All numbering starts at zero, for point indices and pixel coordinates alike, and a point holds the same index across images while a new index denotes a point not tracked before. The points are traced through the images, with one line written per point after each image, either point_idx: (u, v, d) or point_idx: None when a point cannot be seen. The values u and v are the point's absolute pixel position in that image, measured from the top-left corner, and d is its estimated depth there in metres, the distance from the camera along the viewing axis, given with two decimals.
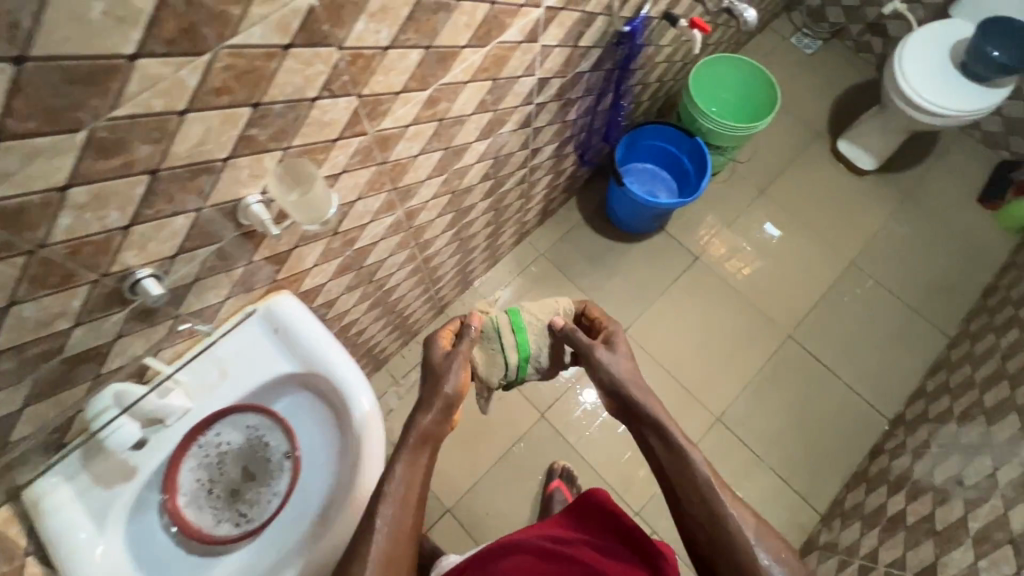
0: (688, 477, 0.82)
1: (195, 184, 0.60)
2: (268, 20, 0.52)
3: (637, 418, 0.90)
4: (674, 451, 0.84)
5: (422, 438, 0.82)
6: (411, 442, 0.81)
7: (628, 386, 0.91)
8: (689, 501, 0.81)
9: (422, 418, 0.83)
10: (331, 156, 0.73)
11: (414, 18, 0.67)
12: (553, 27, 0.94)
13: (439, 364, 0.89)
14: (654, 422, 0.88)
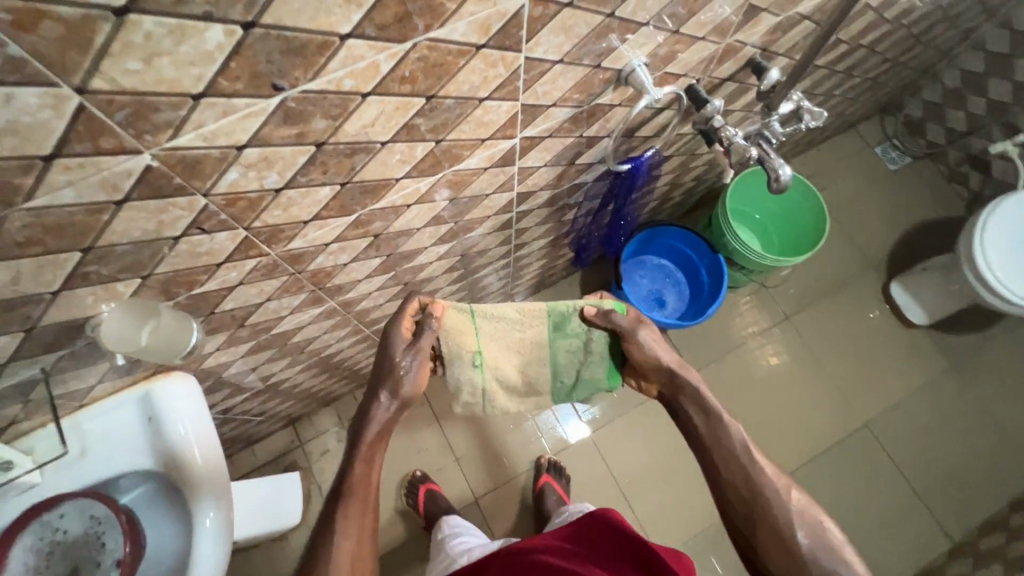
0: (727, 452, 0.72)
1: (16, 313, 0.53)
2: (81, 183, 0.43)
3: (672, 396, 0.79)
4: (709, 422, 0.75)
5: (380, 432, 0.74)
6: (369, 439, 0.73)
7: (662, 357, 0.80)
8: (731, 477, 0.71)
9: (378, 410, 0.75)
10: (218, 275, 0.65)
11: (317, 162, 0.56)
12: (535, 151, 0.80)
13: (390, 365, 0.75)
14: (686, 400, 0.77)
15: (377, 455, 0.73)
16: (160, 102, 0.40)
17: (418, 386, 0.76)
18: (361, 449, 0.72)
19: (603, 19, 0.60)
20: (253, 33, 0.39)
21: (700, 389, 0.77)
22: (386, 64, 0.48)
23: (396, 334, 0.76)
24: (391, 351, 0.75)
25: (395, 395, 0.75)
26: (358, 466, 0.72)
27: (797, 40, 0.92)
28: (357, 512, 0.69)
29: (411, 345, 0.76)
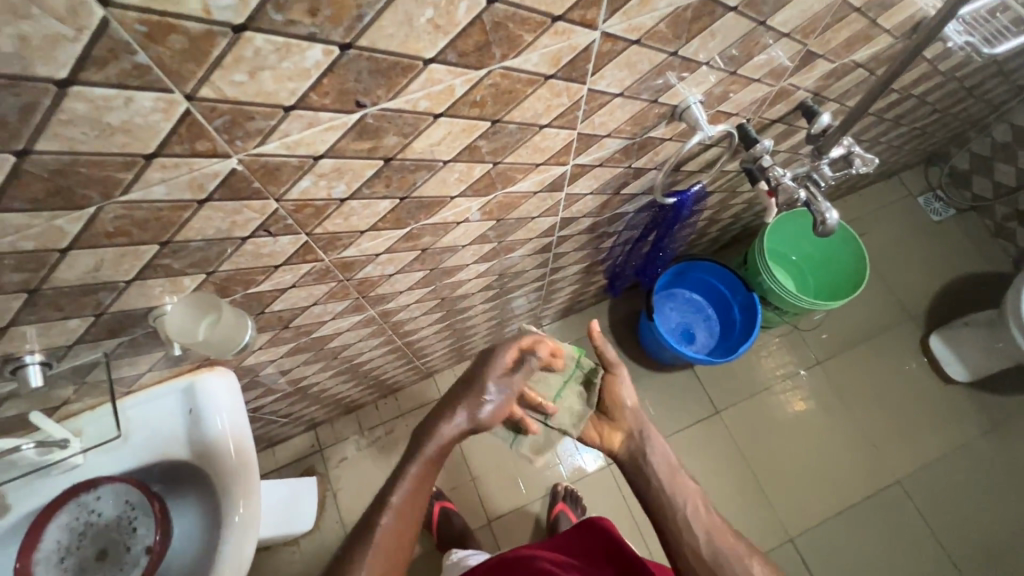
0: (684, 517, 0.80)
1: (91, 298, 0.56)
2: (172, 181, 0.46)
3: (634, 457, 0.87)
4: (671, 484, 0.83)
5: (440, 451, 0.78)
6: (426, 459, 0.76)
7: (635, 416, 0.89)
8: (691, 540, 0.78)
9: (445, 429, 0.78)
10: (274, 276, 0.68)
11: (383, 176, 0.58)
12: (584, 179, 0.82)
13: (478, 388, 0.80)
14: (647, 462, 0.86)
15: (426, 477, 0.77)
16: (254, 112, 0.43)
17: (499, 409, 0.81)
18: (417, 468, 0.76)
19: (665, 57, 0.62)
20: (348, 53, 0.42)
21: (664, 451, 0.86)
22: (460, 88, 0.51)
23: (497, 361, 0.81)
24: (487, 374, 0.80)
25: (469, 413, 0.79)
26: (403, 492, 0.75)
27: (849, 87, 0.93)
28: (391, 538, 0.72)
29: (508, 369, 0.82)
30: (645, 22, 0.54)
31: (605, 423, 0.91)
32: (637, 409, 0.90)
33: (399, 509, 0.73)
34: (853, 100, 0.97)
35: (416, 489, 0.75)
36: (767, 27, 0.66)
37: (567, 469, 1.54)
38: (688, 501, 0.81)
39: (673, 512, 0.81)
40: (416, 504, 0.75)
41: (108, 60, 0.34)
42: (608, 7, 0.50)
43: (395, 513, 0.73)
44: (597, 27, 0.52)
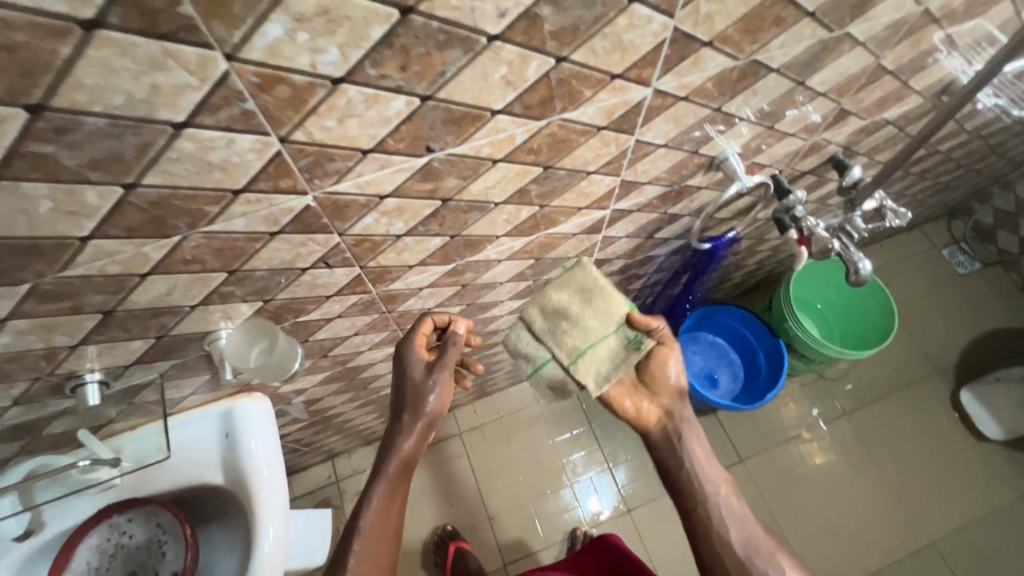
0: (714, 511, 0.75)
1: (156, 320, 0.58)
2: (252, 215, 0.49)
3: (667, 443, 0.79)
4: (706, 477, 0.77)
5: (403, 468, 0.71)
6: (391, 473, 0.70)
7: (674, 399, 0.80)
8: (721, 533, 0.74)
9: (405, 444, 0.70)
10: (324, 306, 0.70)
11: (438, 215, 0.61)
12: (621, 223, 0.84)
13: (414, 388, 0.70)
14: (681, 450, 0.78)
15: (398, 492, 0.71)
16: (336, 153, 0.46)
17: (441, 405, 0.71)
18: (382, 492, 0.70)
19: (709, 112, 0.65)
20: (427, 104, 0.45)
21: (701, 441, 0.79)
22: (521, 136, 0.54)
23: (412, 353, 0.71)
24: (409, 372, 0.70)
25: (415, 421, 0.70)
26: (374, 511, 0.69)
27: (879, 142, 0.95)
28: (368, 557, 0.67)
29: (431, 364, 0.71)
30: (694, 80, 0.57)
31: (641, 392, 0.80)
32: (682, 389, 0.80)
33: (371, 527, 0.68)
34: (883, 155, 1.00)
35: (389, 505, 0.70)
36: (806, 86, 0.69)
37: (586, 514, 1.50)
38: (720, 495, 0.76)
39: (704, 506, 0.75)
40: (389, 523, 0.70)
41: (221, 106, 0.38)
42: (662, 67, 0.53)
43: (366, 537, 0.67)
44: (650, 84, 0.55)
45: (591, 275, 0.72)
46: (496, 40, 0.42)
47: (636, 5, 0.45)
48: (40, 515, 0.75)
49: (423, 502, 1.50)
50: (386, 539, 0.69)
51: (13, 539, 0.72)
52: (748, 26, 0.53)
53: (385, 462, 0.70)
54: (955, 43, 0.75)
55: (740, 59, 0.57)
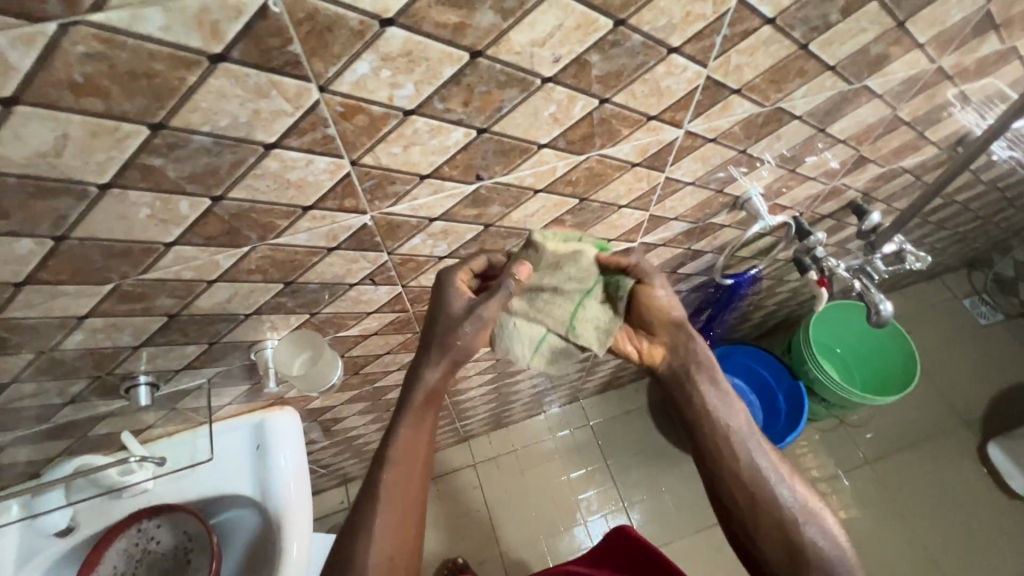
0: (726, 437, 0.67)
1: (212, 327, 0.62)
2: (315, 231, 0.53)
3: (677, 370, 0.72)
4: (718, 406, 0.69)
5: (430, 397, 0.65)
6: (419, 403, 0.65)
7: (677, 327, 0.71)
8: (733, 463, 0.67)
9: (432, 376, 0.65)
10: (363, 322, 0.73)
11: (479, 239, 0.65)
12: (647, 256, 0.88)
13: (449, 324, 0.62)
14: (691, 378, 0.71)
15: (426, 424, 0.66)
16: (397, 177, 0.51)
17: (475, 343, 0.63)
18: (410, 418, 0.65)
19: (735, 153, 0.69)
20: (482, 135, 0.50)
21: (712, 370, 0.71)
22: (562, 169, 0.58)
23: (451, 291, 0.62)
24: (447, 306, 0.62)
25: (441, 358, 0.63)
26: (404, 436, 0.65)
27: (896, 190, 0.99)
28: (400, 485, 0.64)
29: (474, 302, 0.62)
30: (723, 124, 0.62)
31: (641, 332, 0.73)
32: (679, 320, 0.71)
33: (399, 451, 0.64)
34: (901, 202, 1.03)
35: (417, 437, 0.65)
36: (826, 133, 0.73)
37: None
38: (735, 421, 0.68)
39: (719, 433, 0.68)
40: (420, 452, 0.65)
41: (306, 131, 0.43)
42: (694, 110, 0.58)
43: (397, 461, 0.64)
44: (682, 126, 0.60)
45: (550, 249, 0.62)
46: (549, 82, 0.47)
47: (674, 56, 0.50)
48: (80, 513, 0.78)
49: (434, 533, 1.48)
50: (423, 468, 0.65)
51: (56, 535, 0.76)
52: (774, 77, 0.58)
53: (411, 391, 0.65)
54: (967, 99, 0.79)
55: (766, 106, 0.62)
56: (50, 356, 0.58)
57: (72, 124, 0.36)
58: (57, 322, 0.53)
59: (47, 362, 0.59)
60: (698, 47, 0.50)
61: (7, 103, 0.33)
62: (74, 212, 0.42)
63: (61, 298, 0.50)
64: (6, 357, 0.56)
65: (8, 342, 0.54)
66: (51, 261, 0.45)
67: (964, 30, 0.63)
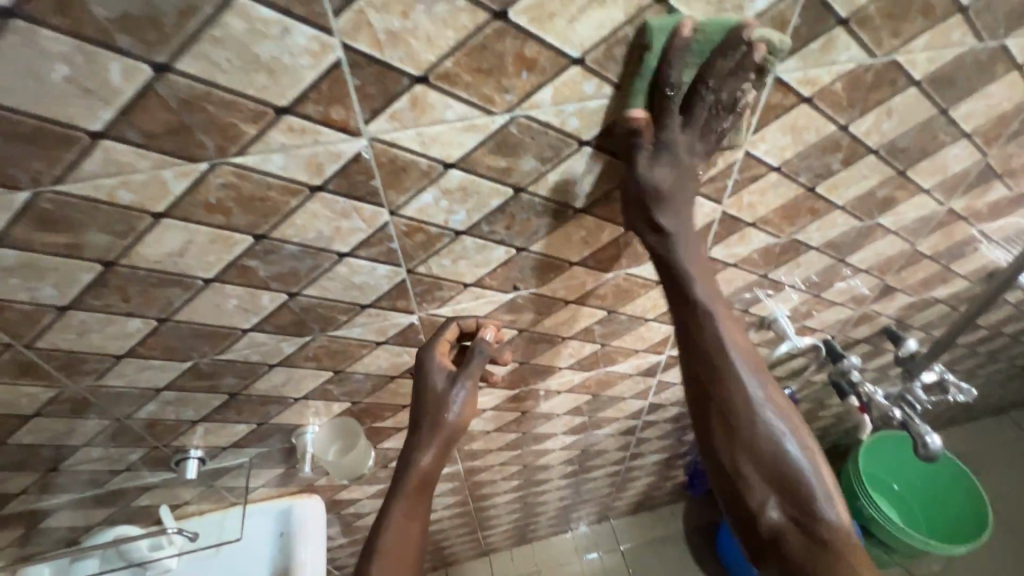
0: (770, 464, 0.52)
1: (264, 408, 0.68)
2: (369, 325, 0.60)
3: (705, 385, 0.54)
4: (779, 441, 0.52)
5: (422, 483, 0.61)
6: (409, 491, 0.60)
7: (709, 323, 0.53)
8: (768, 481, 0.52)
9: (421, 460, 0.61)
10: (398, 415, 0.78)
11: (513, 342, 0.71)
12: (675, 368, 0.90)
13: (436, 399, 0.61)
14: (737, 403, 0.53)
15: (418, 514, 0.61)
16: (445, 283, 0.58)
17: (465, 417, 0.62)
18: (398, 510, 0.60)
19: (757, 277, 0.74)
20: (521, 252, 0.57)
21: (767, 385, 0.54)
22: (591, 283, 0.65)
23: (433, 361, 0.61)
24: (431, 381, 0.61)
25: (435, 437, 0.61)
26: (390, 532, 0.59)
27: (932, 318, 0.99)
28: None
29: (455, 372, 0.62)
30: (741, 251, 0.68)
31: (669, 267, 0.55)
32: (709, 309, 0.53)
33: (386, 553, 0.58)
34: (940, 331, 1.02)
35: (407, 529, 0.59)
36: (847, 263, 0.77)
37: None
38: (808, 463, 0.52)
39: (791, 487, 0.51)
40: (411, 539, 0.59)
41: (374, 244, 0.51)
42: (713, 238, 0.64)
43: (384, 561, 0.57)
44: None
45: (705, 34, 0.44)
46: (580, 212, 0.55)
47: (690, 193, 0.57)
48: None
49: None
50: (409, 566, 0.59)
51: None
52: (787, 213, 0.64)
53: (401, 481, 0.61)
54: (990, 236, 0.83)
55: (782, 237, 0.68)
56: (122, 423, 0.64)
57: (198, 231, 0.45)
58: (137, 392, 0.60)
59: (118, 428, 0.65)
60: (713, 188, 0.57)
61: (156, 216, 0.43)
62: (179, 299, 0.51)
63: (148, 371, 0.58)
64: (87, 421, 0.63)
65: (93, 407, 0.61)
66: (150, 338, 0.54)
67: (968, 177, 0.68)
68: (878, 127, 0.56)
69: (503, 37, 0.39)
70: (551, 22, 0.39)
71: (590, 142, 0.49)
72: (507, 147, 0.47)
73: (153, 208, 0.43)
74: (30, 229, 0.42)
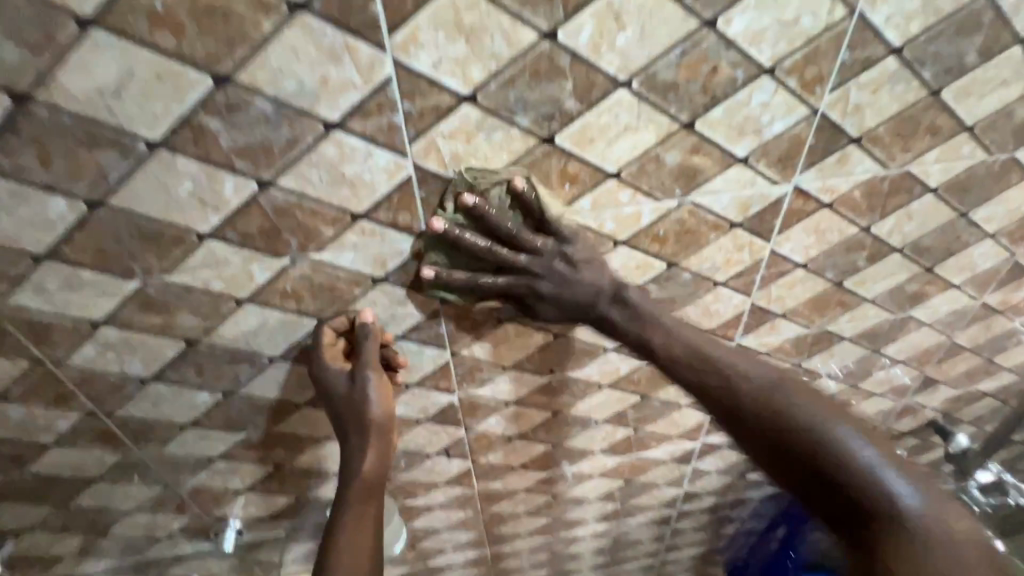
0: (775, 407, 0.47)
1: (304, 480, 0.71)
2: (412, 403, 0.64)
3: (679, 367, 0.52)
4: (850, 462, 0.44)
5: (365, 487, 0.56)
6: (354, 499, 0.56)
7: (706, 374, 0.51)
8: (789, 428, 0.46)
9: (359, 468, 0.56)
10: (430, 493, 0.78)
11: (548, 423, 0.72)
12: (711, 456, 0.88)
13: (346, 406, 0.54)
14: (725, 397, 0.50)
15: (370, 511, 0.57)
16: (486, 365, 0.61)
17: (387, 407, 0.55)
18: (344, 521, 0.55)
19: (790, 366, 0.75)
20: (559, 338, 0.61)
21: (814, 406, 0.47)
22: (624, 368, 0.67)
23: (325, 368, 0.53)
24: (333, 391, 0.54)
25: (366, 442, 0.55)
26: (338, 543, 0.54)
27: (982, 412, 0.96)
28: None
29: (351, 370, 0.53)
30: (773, 340, 0.69)
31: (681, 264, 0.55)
32: (676, 361, 0.52)
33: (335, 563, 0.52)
34: None
35: (361, 532, 0.55)
36: (882, 354, 0.77)
37: None
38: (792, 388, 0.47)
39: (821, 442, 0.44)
40: (365, 540, 0.55)
41: (424, 328, 0.56)
42: (744, 328, 0.66)
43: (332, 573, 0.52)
44: (735, 340, 0.68)
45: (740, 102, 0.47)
46: None
47: (720, 285, 0.60)
48: None
49: None
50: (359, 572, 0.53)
51: None
52: (816, 305, 0.66)
53: (345, 488, 0.57)
54: None
55: (813, 328, 0.69)
56: (172, 491, 0.68)
57: (272, 315, 0.51)
58: (192, 461, 0.64)
59: (168, 495, 0.68)
60: (741, 281, 0.60)
61: (239, 301, 0.49)
62: (245, 374, 0.56)
63: (205, 440, 0.62)
64: (142, 487, 0.66)
65: (150, 473, 0.65)
66: (215, 409, 0.58)
67: (999, 273, 0.69)
68: (900, 228, 0.59)
69: (550, 156, 0.45)
70: (592, 145, 0.45)
71: (624, 242, 0.53)
72: None
73: (238, 295, 0.49)
74: (133, 310, 0.48)
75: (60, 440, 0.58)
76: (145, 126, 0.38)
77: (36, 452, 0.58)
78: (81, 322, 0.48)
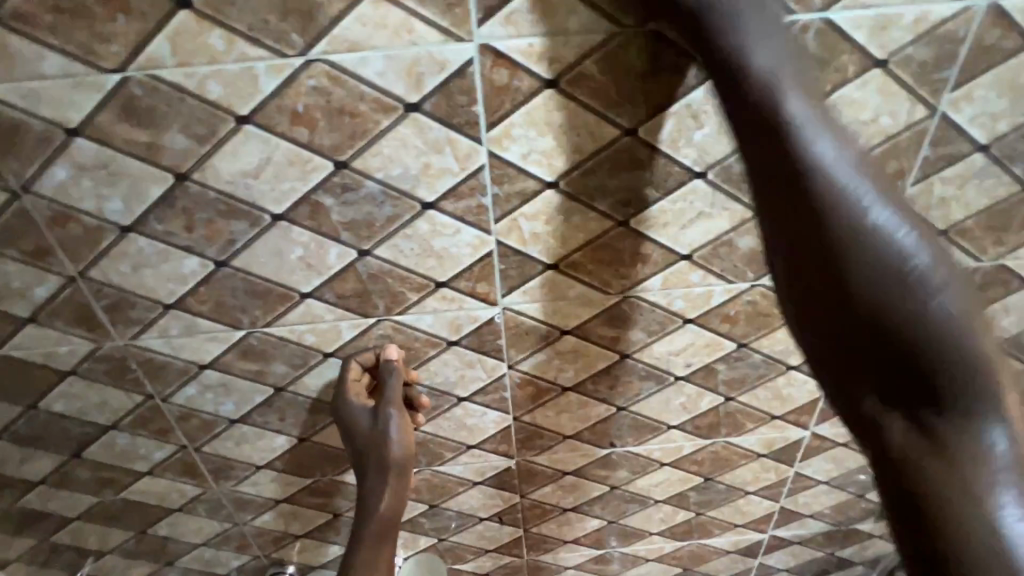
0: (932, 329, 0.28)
1: None
2: (470, 464, 0.64)
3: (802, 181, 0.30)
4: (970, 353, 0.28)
5: (382, 529, 0.57)
6: (369, 538, 0.57)
7: (802, 131, 0.30)
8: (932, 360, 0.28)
9: (375, 508, 0.56)
10: (479, 559, 0.77)
11: (604, 498, 0.70)
12: (780, 551, 0.81)
13: (367, 446, 0.54)
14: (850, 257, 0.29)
15: (385, 550, 0.58)
16: (546, 432, 0.62)
17: (407, 448, 0.55)
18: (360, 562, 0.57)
19: None
20: (621, 411, 0.60)
21: (945, 255, 0.29)
22: (687, 447, 0.65)
23: (348, 405, 0.53)
24: (355, 427, 0.54)
25: (383, 482, 0.55)
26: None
27: None
28: None
29: (375, 409, 0.54)
30: None
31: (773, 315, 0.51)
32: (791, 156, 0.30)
33: None
34: None
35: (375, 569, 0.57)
36: None
37: None
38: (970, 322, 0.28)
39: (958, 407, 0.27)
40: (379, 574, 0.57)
41: (489, 391, 0.58)
42: (819, 415, 0.63)
43: None
44: (808, 427, 0.64)
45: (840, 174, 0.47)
46: (681, 379, 0.58)
47: (793, 369, 0.58)
48: None
49: None
50: None
51: None
52: None
53: (361, 524, 0.57)
54: None
55: None
56: (239, 528, 0.71)
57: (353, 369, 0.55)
58: (261, 501, 0.67)
59: (233, 533, 0.72)
60: None
61: (325, 354, 0.53)
62: (321, 422, 0.59)
63: (275, 482, 0.65)
64: (212, 522, 0.70)
65: (222, 509, 0.68)
66: (288, 453, 0.62)
67: None
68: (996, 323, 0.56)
69: (624, 238, 0.47)
70: (666, 229, 0.47)
71: (693, 320, 0.53)
72: (618, 320, 0.53)
73: (325, 349, 0.53)
74: (235, 357, 0.53)
75: (153, 469, 0.63)
76: (272, 202, 0.44)
77: (131, 479, 0.63)
78: (190, 364, 0.53)
